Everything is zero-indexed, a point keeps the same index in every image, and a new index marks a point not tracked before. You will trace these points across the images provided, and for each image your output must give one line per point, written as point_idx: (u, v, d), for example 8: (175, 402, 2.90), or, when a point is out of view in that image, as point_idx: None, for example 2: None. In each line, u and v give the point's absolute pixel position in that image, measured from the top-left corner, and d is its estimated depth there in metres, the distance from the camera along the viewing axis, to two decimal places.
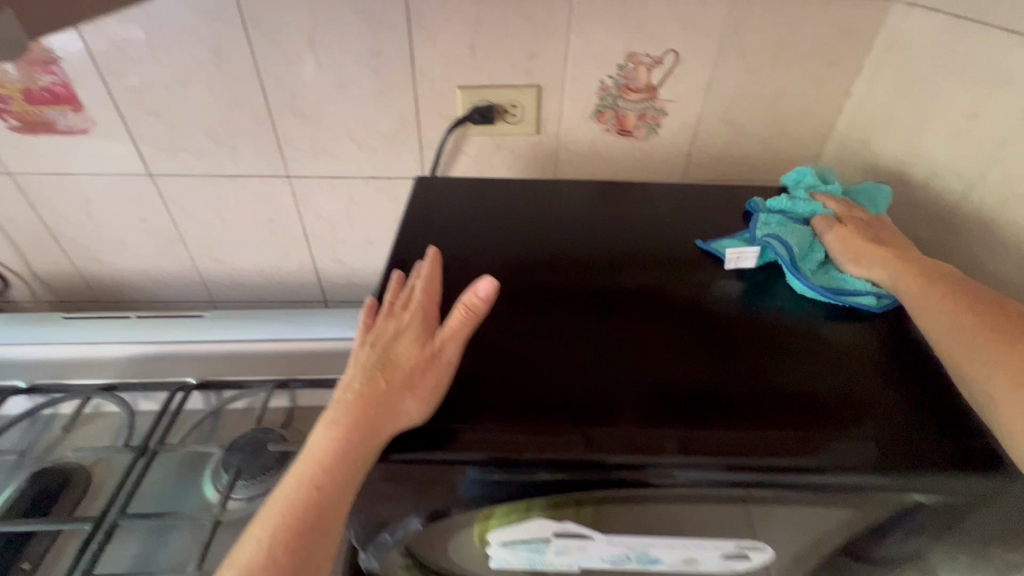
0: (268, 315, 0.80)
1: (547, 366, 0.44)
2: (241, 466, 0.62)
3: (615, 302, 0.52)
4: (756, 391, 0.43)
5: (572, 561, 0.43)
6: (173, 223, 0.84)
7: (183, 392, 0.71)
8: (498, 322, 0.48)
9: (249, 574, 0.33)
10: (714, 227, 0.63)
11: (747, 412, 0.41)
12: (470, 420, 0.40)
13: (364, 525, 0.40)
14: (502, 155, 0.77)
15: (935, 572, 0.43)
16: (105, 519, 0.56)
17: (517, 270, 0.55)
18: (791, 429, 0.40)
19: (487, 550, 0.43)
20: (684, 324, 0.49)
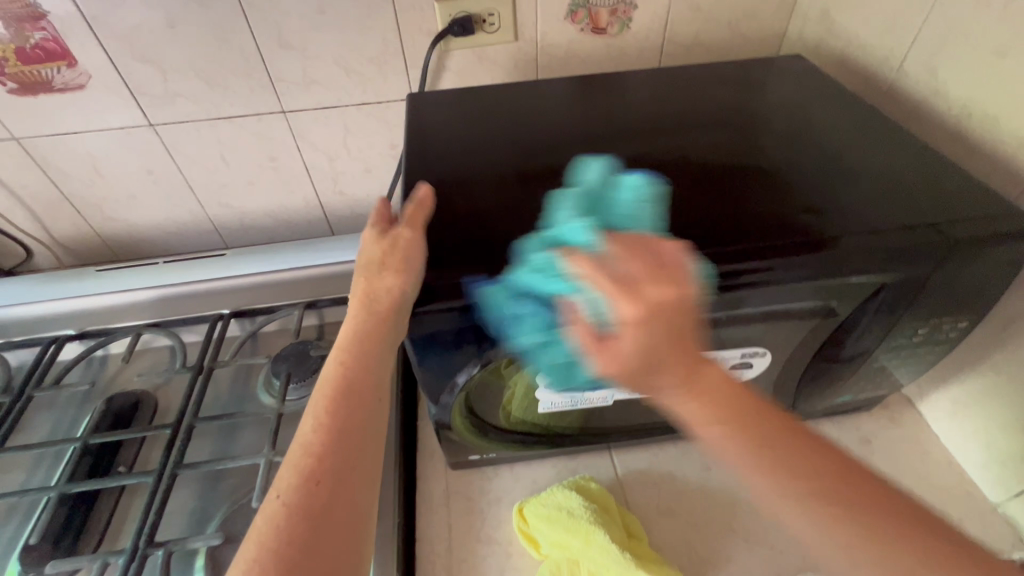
0: (285, 247, 0.85)
1: (551, 217, 0.51)
2: (291, 370, 0.70)
3: (605, 170, 0.58)
4: (735, 213, 0.49)
5: (607, 393, 0.53)
6: (179, 172, 0.88)
7: (222, 321, 0.78)
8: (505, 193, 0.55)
9: (312, 434, 0.39)
10: (689, 103, 0.68)
11: (727, 228, 0.48)
12: (494, 266, 0.47)
13: (433, 375, 0.49)
14: (483, 67, 0.81)
15: (903, 353, 0.52)
16: (182, 422, 0.64)
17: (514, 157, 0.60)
18: (766, 237, 0.47)
19: (538, 394, 0.52)
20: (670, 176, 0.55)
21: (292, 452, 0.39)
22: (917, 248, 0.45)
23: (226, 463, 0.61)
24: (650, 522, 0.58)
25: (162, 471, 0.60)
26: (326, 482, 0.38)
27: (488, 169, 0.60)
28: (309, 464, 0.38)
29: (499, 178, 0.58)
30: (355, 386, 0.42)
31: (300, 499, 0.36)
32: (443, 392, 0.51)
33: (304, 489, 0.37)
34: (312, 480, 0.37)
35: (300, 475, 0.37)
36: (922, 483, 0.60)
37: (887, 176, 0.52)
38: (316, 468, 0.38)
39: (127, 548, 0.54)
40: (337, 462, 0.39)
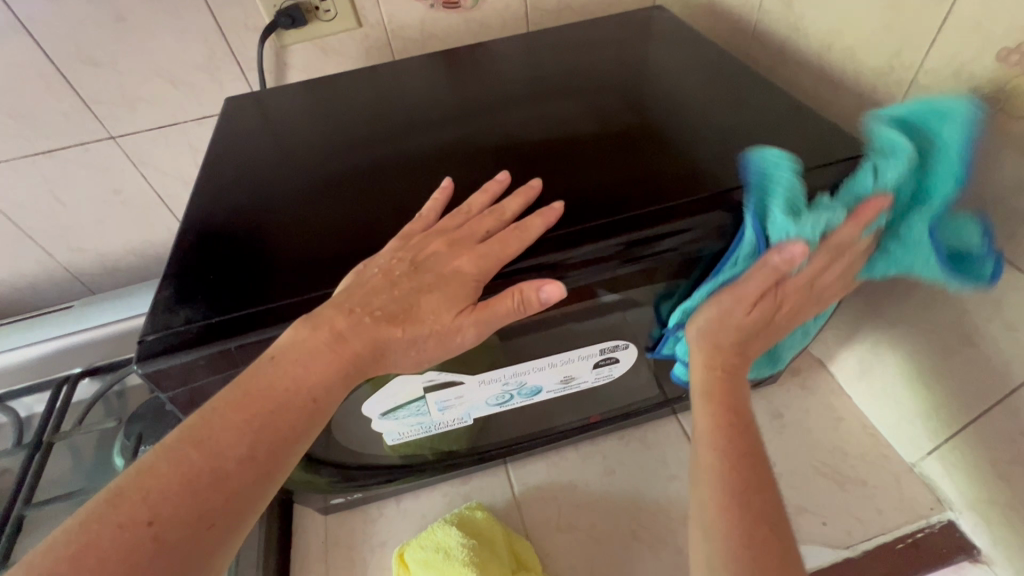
0: (144, 289, 0.76)
1: (367, 213, 0.43)
2: (144, 431, 0.62)
3: (445, 152, 0.49)
4: (587, 188, 0.42)
5: (462, 413, 0.46)
6: (9, 220, 0.77)
7: (69, 383, 0.69)
8: (319, 192, 0.46)
9: (231, 431, 0.29)
10: (548, 70, 0.61)
11: (575, 207, 0.41)
12: (271, 292, 0.36)
13: None
14: (331, 60, 0.73)
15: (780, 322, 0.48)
16: (11, 514, 0.56)
17: (341, 148, 0.52)
18: (621, 213, 0.40)
19: (376, 427, 0.44)
20: (520, 155, 0.47)
21: (193, 440, 0.29)
22: None
23: None
24: (549, 543, 0.52)
25: None
26: (169, 520, 0.26)
27: (309, 164, 0.50)
28: (157, 480, 0.27)
29: (315, 173, 0.49)
30: (312, 398, 0.32)
31: (120, 532, 0.25)
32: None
33: (134, 518, 0.26)
34: (154, 506, 0.26)
35: (137, 491, 0.26)
36: (836, 452, 0.56)
37: (750, 125, 0.47)
38: (165, 495, 0.27)
39: None
40: (196, 496, 0.27)
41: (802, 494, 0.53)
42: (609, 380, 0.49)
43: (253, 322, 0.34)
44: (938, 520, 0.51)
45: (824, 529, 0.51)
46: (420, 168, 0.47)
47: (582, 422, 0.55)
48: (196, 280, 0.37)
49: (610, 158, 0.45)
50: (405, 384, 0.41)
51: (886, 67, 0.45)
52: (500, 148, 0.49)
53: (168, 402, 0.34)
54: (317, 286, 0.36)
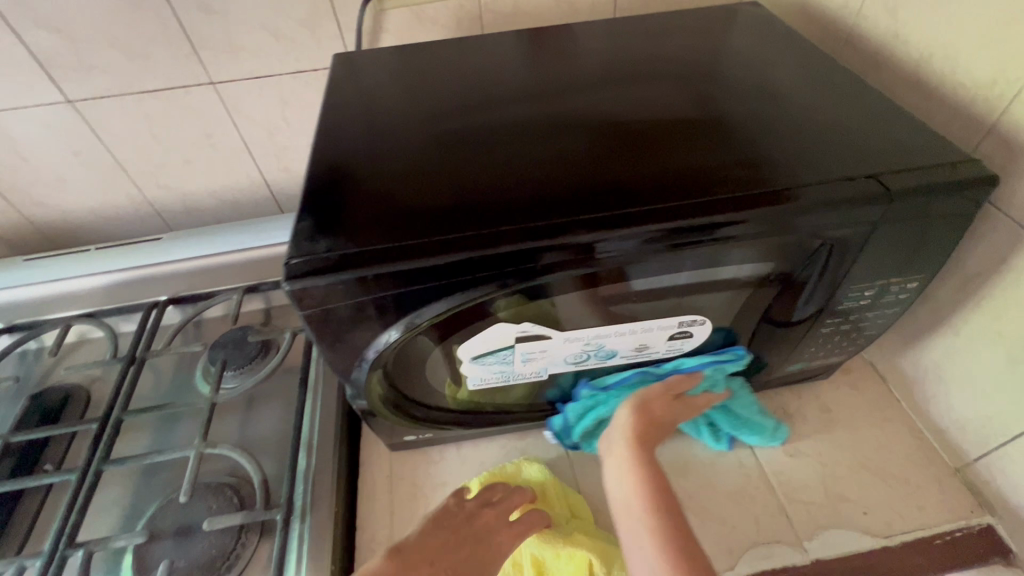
0: (225, 228, 0.81)
1: (475, 171, 0.46)
2: (228, 357, 0.67)
3: (547, 125, 0.52)
4: (684, 168, 0.45)
5: (540, 367, 0.49)
6: (108, 151, 0.82)
7: (158, 308, 0.74)
8: (427, 149, 0.49)
9: None
10: (638, 54, 0.63)
11: (673, 184, 0.43)
12: (395, 233, 0.39)
13: (339, 359, 0.42)
14: (424, 27, 0.75)
15: (854, 316, 0.49)
16: (110, 417, 0.61)
17: (445, 112, 0.55)
18: (715, 192, 0.42)
19: (463, 370, 0.48)
20: (620, 132, 0.50)
21: None
22: (867, 199, 0.41)
23: (155, 457, 0.58)
24: (599, 501, 0.56)
25: (86, 469, 0.57)
26: None
27: (416, 123, 0.53)
28: None
29: (424, 132, 0.52)
30: None
31: None
32: (352, 367, 0.43)
33: None
34: None
35: None
36: (881, 450, 0.58)
37: (845, 123, 0.48)
38: None
39: (45, 551, 0.51)
40: None
41: (846, 485, 0.55)
42: (677, 354, 0.52)
43: (384, 256, 0.38)
44: (977, 522, 0.53)
45: (865, 518, 0.53)
46: (525, 136, 0.50)
47: None
48: (330, 216, 0.41)
49: (706, 142, 0.47)
50: (500, 332, 0.44)
51: (988, 80, 0.46)
52: (601, 125, 0.51)
53: (304, 319, 0.39)
54: (435, 232, 0.40)
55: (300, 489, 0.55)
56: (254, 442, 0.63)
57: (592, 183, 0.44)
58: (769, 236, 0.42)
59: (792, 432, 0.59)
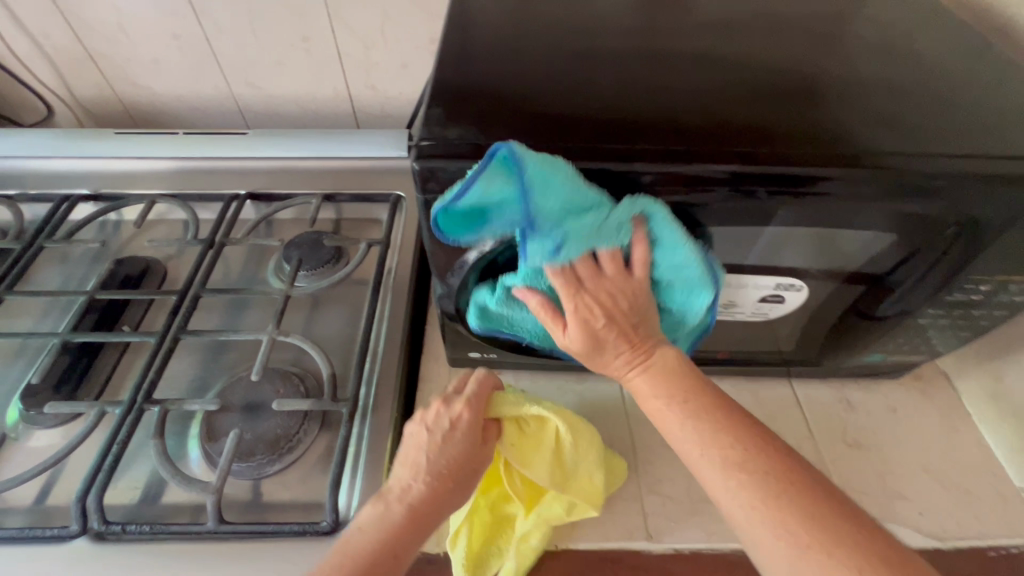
0: (308, 134, 0.81)
1: (599, 90, 0.45)
2: (303, 257, 0.68)
3: (681, 60, 0.50)
4: (817, 120, 0.43)
5: None
6: (206, 40, 0.83)
7: (237, 201, 0.74)
8: (550, 64, 0.48)
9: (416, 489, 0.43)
10: (768, 7, 0.60)
11: (806, 132, 0.41)
12: (523, 133, 0.39)
13: (442, 255, 0.43)
14: None
15: (959, 312, 0.48)
16: (189, 291, 0.63)
17: (566, 35, 0.54)
18: (849, 147, 0.40)
19: None
20: (759, 77, 0.48)
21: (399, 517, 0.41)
22: (1013, 182, 0.39)
23: (231, 335, 0.59)
24: (650, 454, 0.56)
25: (165, 334, 0.59)
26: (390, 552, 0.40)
27: (542, 41, 0.52)
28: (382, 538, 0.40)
29: (551, 50, 0.50)
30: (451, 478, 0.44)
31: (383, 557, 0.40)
32: (451, 268, 0.44)
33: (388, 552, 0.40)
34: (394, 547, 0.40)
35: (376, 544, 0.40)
36: (943, 457, 0.57)
37: (992, 104, 0.45)
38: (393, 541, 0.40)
39: (125, 400, 0.53)
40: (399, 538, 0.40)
41: (903, 483, 0.55)
42: (761, 319, 0.51)
43: None
44: None
45: (919, 518, 0.52)
46: (659, 67, 0.48)
47: (709, 355, 0.57)
48: (458, 107, 0.41)
49: (840, 99, 0.45)
50: (599, 259, 0.44)
51: None
52: (739, 69, 0.49)
53: (424, 204, 0.39)
54: (561, 140, 0.39)
55: (364, 389, 0.56)
56: (319, 339, 0.64)
57: (726, 120, 0.42)
58: (898, 204, 0.41)
59: (853, 424, 0.59)
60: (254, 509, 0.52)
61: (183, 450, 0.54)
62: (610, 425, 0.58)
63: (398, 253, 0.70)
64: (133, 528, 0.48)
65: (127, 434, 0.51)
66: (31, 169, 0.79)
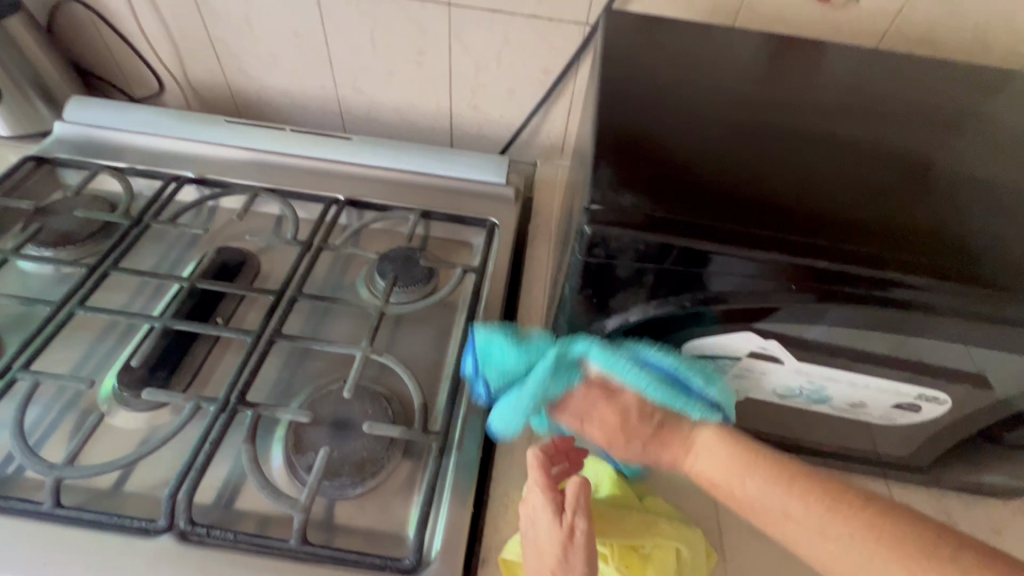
0: (410, 148, 0.82)
1: (753, 171, 0.45)
2: (397, 274, 0.68)
3: (833, 154, 0.49)
4: (974, 235, 0.43)
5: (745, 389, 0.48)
6: (325, 42, 0.84)
7: (337, 206, 0.75)
8: (702, 136, 0.48)
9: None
10: (907, 99, 0.59)
11: (965, 248, 0.41)
12: (692, 211, 0.40)
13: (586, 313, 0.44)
14: (677, 7, 0.72)
15: None
16: (286, 293, 0.63)
17: (708, 104, 0.54)
18: (1010, 269, 0.40)
19: None
20: (911, 185, 0.47)
21: None
22: None
23: (323, 345, 0.59)
24: (736, 539, 0.54)
25: (260, 334, 0.59)
26: None
27: (693, 109, 0.52)
28: None
29: (704, 121, 0.50)
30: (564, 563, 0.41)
31: None
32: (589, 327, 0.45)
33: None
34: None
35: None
36: None
37: None
38: None
39: (219, 398, 0.54)
40: None
41: None
42: (889, 426, 0.50)
43: (681, 229, 0.39)
44: None
45: None
46: (811, 157, 0.49)
47: (813, 450, 0.54)
48: (628, 173, 0.42)
49: (991, 215, 0.45)
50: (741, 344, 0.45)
51: None
52: (892, 173, 0.48)
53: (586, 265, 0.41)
54: (727, 221, 0.40)
55: (453, 421, 0.55)
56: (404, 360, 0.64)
57: (883, 220, 0.42)
58: None
59: None
60: (331, 530, 0.51)
61: (266, 455, 0.54)
62: (695, 499, 0.56)
63: (491, 282, 0.69)
64: (217, 533, 0.47)
65: (219, 435, 0.51)
66: (141, 143, 0.81)
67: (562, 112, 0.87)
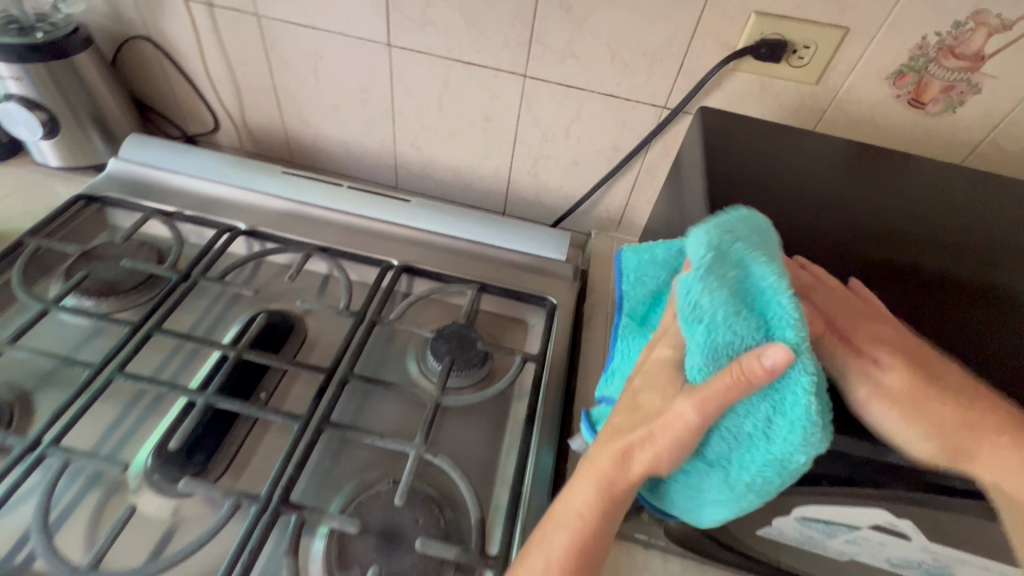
0: (467, 214, 0.79)
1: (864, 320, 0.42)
2: (453, 355, 0.64)
3: (974, 300, 0.46)
4: None
5: (849, 552, 0.43)
6: (391, 99, 0.83)
7: (392, 272, 0.72)
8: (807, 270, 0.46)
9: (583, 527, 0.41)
10: (1015, 225, 0.55)
11: None
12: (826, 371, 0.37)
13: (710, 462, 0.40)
14: (761, 100, 0.70)
15: None
16: (337, 372, 0.59)
17: (802, 225, 0.51)
18: None
19: (774, 519, 0.42)
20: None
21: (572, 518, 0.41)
22: None
23: (375, 439, 0.55)
24: None
25: (308, 420, 0.55)
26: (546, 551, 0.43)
27: (808, 238, 0.50)
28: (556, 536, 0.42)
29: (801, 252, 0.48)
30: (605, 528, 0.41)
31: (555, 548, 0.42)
32: None
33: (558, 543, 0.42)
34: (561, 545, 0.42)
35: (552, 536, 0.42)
36: None
37: None
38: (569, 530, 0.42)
39: (262, 496, 0.49)
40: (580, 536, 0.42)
41: None
42: None
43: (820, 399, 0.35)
44: None
45: None
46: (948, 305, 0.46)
47: None
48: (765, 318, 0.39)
49: None
50: (866, 515, 0.39)
51: None
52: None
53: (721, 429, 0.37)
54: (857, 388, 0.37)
55: (511, 540, 0.51)
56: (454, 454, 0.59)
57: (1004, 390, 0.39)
58: None
59: None
60: None
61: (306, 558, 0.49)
62: None
63: (550, 371, 0.65)
64: None
65: (259, 542, 0.47)
66: (193, 187, 0.79)
67: (625, 188, 0.84)
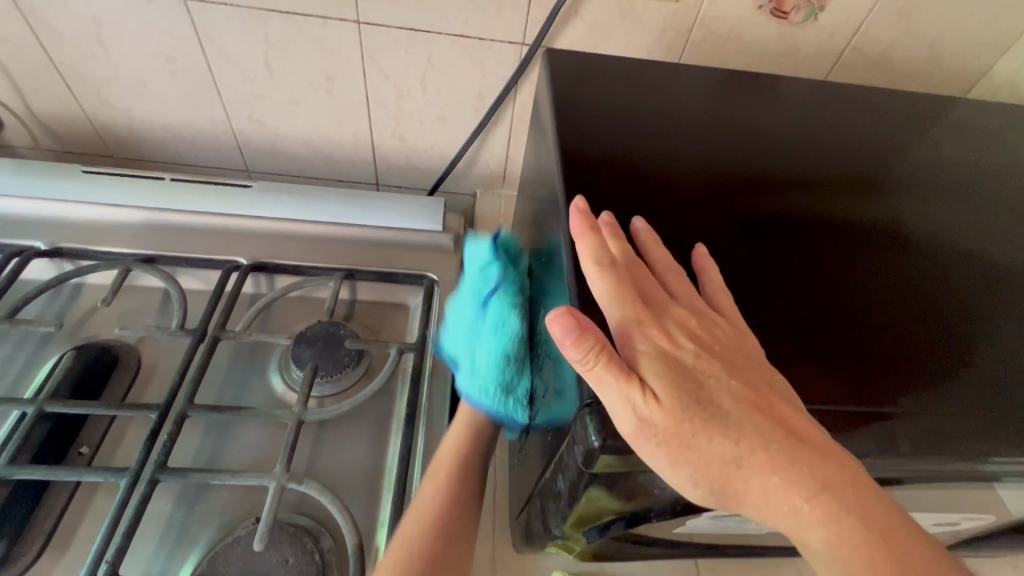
0: (325, 194, 0.70)
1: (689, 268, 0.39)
2: (317, 361, 0.56)
3: (795, 223, 0.43)
4: (866, 325, 0.38)
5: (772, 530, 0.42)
6: (206, 67, 0.69)
7: (239, 272, 0.62)
8: (661, 214, 0.42)
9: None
10: (852, 129, 0.52)
11: (860, 347, 0.37)
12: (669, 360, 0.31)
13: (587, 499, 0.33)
14: (624, 25, 0.64)
15: None
16: (173, 408, 0.50)
17: (648, 162, 0.45)
18: (902, 375, 0.36)
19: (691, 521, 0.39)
20: (954, 285, 0.42)
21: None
22: None
23: (226, 479, 0.46)
24: None
25: (139, 472, 0.46)
26: None
27: (664, 187, 0.43)
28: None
29: (653, 194, 0.43)
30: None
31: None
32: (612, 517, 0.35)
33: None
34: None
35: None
36: None
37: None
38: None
39: None
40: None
41: None
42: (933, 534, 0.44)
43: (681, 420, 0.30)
44: None
45: None
46: (832, 245, 0.42)
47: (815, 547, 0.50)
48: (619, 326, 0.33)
49: (895, 295, 0.40)
50: None
51: None
52: (879, 255, 0.42)
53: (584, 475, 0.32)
54: (694, 355, 0.32)
55: None
56: (331, 473, 0.52)
57: (789, 315, 0.38)
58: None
59: None
60: None
61: None
62: None
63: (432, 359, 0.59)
64: None
65: None
66: None
67: (502, 140, 0.76)
